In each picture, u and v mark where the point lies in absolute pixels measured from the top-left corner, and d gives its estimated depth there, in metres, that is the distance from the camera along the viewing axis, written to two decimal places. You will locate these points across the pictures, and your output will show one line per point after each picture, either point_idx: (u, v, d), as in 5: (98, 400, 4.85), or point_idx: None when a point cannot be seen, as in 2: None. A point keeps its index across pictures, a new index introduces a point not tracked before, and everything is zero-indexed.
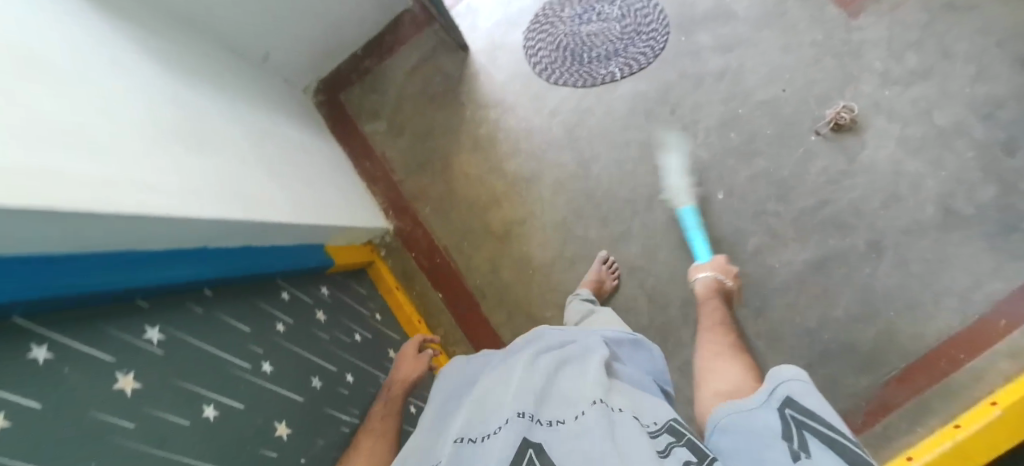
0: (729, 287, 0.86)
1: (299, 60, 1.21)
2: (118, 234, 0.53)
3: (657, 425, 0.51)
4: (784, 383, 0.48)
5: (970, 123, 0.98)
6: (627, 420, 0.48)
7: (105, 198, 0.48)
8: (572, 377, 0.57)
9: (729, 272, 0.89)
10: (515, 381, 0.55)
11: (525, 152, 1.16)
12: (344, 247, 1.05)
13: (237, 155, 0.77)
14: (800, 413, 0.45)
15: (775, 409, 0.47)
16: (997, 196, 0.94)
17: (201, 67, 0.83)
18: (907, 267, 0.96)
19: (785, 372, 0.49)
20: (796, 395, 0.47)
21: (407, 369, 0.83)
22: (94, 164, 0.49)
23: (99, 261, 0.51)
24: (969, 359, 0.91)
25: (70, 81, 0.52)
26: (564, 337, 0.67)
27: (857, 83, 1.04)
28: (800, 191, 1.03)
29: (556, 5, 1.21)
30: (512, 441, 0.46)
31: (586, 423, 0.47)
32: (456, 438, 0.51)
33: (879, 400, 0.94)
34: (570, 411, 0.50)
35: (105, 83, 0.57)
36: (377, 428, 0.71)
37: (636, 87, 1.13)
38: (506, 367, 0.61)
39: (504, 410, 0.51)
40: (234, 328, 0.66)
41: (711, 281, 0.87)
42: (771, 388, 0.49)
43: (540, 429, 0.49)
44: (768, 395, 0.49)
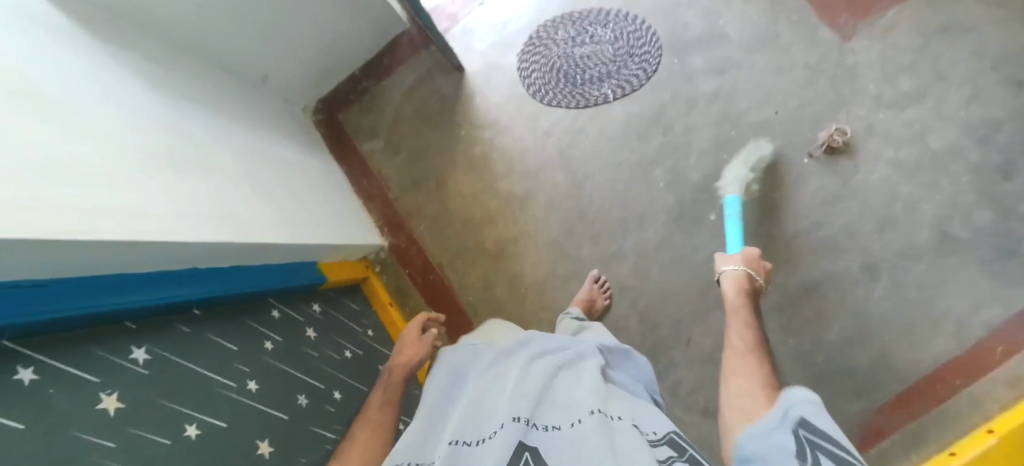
0: (758, 284, 0.78)
1: (299, 81, 1.25)
2: (107, 259, 0.55)
3: (659, 436, 0.52)
4: (797, 404, 0.48)
5: (966, 146, 0.96)
6: (627, 429, 0.49)
7: (95, 226, 0.50)
8: (567, 386, 0.58)
9: (760, 267, 0.81)
10: (511, 387, 0.56)
11: (519, 171, 1.18)
12: (337, 264, 1.07)
13: (229, 178, 0.80)
14: (815, 434, 0.45)
15: (789, 431, 0.47)
16: (995, 220, 0.92)
17: (197, 92, 0.87)
18: (903, 291, 0.94)
19: (799, 395, 0.49)
20: (810, 416, 0.46)
21: (409, 352, 0.80)
22: (84, 193, 0.52)
23: (84, 286, 0.53)
24: (967, 384, 0.88)
25: (67, 115, 0.55)
26: (557, 343, 0.68)
27: (850, 106, 1.04)
28: (792, 213, 1.02)
29: (550, 28, 1.24)
30: (510, 442, 0.48)
31: (582, 431, 0.49)
32: (452, 441, 0.51)
33: (873, 425, 0.91)
34: (569, 418, 0.51)
35: (100, 113, 0.61)
36: (375, 417, 0.67)
37: (628, 108, 1.15)
38: (500, 371, 0.62)
39: (501, 414, 0.52)
40: (221, 347, 0.67)
41: (741, 276, 0.78)
42: (785, 410, 0.49)
43: (536, 433, 0.50)
44: (782, 417, 0.48)
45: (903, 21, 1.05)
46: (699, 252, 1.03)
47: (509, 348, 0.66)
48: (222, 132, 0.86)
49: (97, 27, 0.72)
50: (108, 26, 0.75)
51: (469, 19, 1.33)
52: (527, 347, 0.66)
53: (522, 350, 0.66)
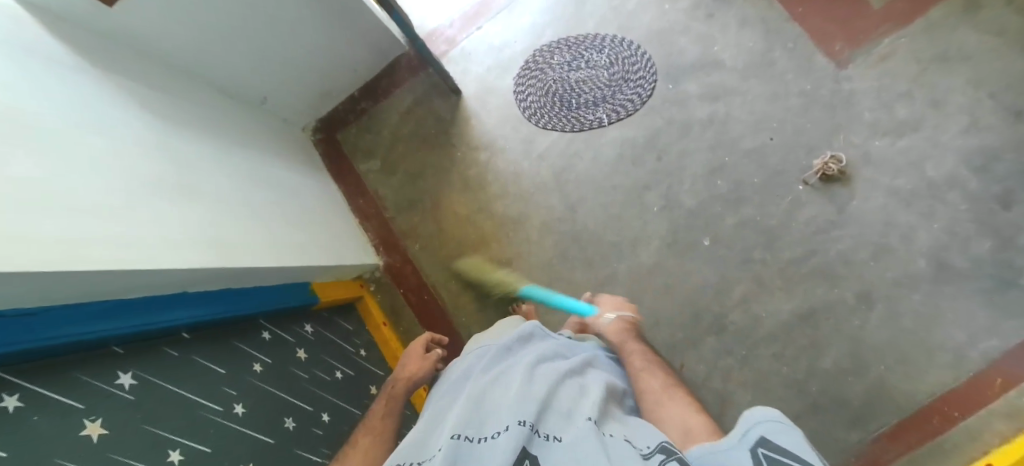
0: (630, 316, 0.82)
1: (298, 102, 1.28)
2: (92, 285, 0.55)
3: (651, 447, 0.47)
4: (758, 423, 0.44)
5: (963, 175, 0.95)
6: (620, 444, 0.46)
7: (78, 257, 0.50)
8: (573, 392, 0.56)
9: (626, 306, 0.86)
10: (516, 389, 0.54)
11: (514, 193, 1.19)
12: (330, 283, 1.08)
13: (217, 200, 0.80)
14: (776, 455, 0.41)
15: (747, 449, 0.43)
16: (992, 250, 0.91)
17: (194, 115, 0.89)
18: (899, 321, 0.92)
19: (759, 410, 0.45)
20: (771, 437, 0.42)
21: (412, 367, 0.79)
22: (71, 224, 0.52)
23: (67, 317, 0.52)
24: (964, 417, 0.86)
25: (59, 145, 0.56)
26: (564, 348, 0.67)
27: (846, 134, 1.03)
28: (786, 239, 1.01)
29: (546, 52, 1.25)
30: (512, 448, 0.45)
31: (579, 440, 0.46)
32: (455, 434, 0.49)
33: (868, 456, 0.89)
34: (570, 428, 0.49)
35: (86, 140, 0.61)
36: (377, 426, 0.67)
37: (623, 132, 1.15)
38: (505, 370, 0.61)
39: (504, 416, 0.50)
40: (209, 370, 0.67)
41: (619, 319, 0.81)
42: (742, 428, 0.45)
43: (538, 441, 0.48)
44: (739, 434, 0.45)
45: (899, 49, 1.05)
46: (691, 278, 1.03)
47: (509, 346, 0.66)
48: (216, 155, 0.88)
49: (92, 53, 0.74)
50: (105, 54, 0.77)
51: (466, 42, 1.35)
52: (532, 349, 0.65)
53: (530, 351, 0.65)
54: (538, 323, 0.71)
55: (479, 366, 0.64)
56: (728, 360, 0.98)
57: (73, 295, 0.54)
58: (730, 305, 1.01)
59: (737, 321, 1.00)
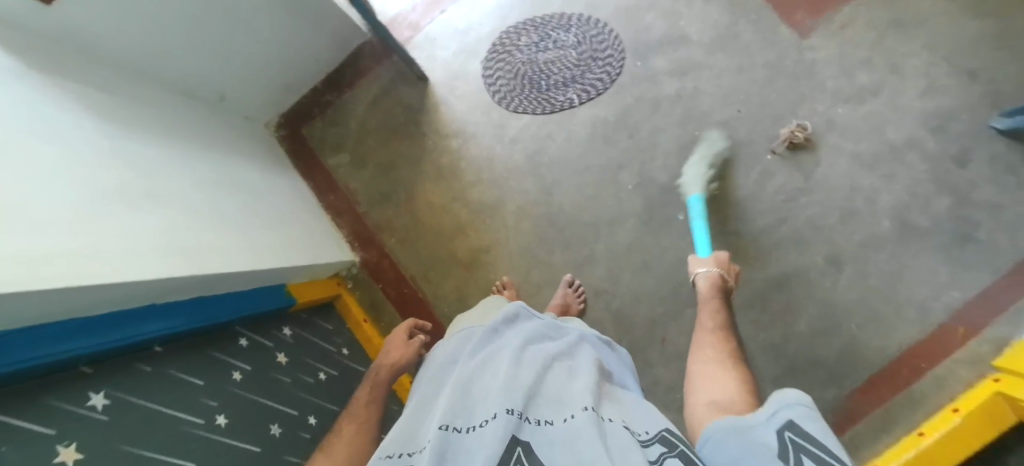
0: (729, 283, 0.79)
1: (258, 98, 1.23)
2: (59, 302, 0.51)
3: (650, 435, 0.48)
4: (787, 406, 0.42)
5: (921, 136, 0.99)
6: (618, 430, 0.47)
7: (44, 273, 0.47)
8: (562, 376, 0.56)
9: (733, 270, 0.83)
10: (504, 374, 0.54)
11: (489, 180, 1.18)
12: (307, 283, 1.06)
13: (183, 206, 0.77)
14: (805, 441, 0.40)
15: (774, 430, 0.42)
16: (951, 208, 0.95)
17: (149, 117, 0.85)
18: (867, 280, 0.96)
19: (790, 394, 0.43)
20: (801, 421, 0.41)
21: (395, 355, 0.79)
22: (34, 237, 0.48)
23: (34, 337, 0.48)
24: (930, 367, 0.91)
25: (13, 152, 0.52)
26: (549, 329, 0.67)
27: (811, 102, 1.05)
28: (758, 209, 1.03)
29: (512, 34, 1.23)
30: (500, 437, 0.45)
31: (573, 428, 0.46)
32: (442, 425, 0.48)
33: (843, 411, 0.93)
34: (562, 412, 0.49)
35: (42, 149, 0.57)
36: (362, 412, 0.66)
37: (594, 112, 1.15)
38: (492, 355, 0.60)
39: (492, 404, 0.50)
40: (186, 382, 0.63)
41: (714, 277, 0.80)
42: (771, 409, 0.44)
43: (528, 427, 0.48)
44: (768, 414, 0.43)
45: (857, 17, 1.07)
46: (669, 252, 1.05)
47: (496, 328, 0.66)
48: (177, 158, 0.83)
49: (36, 55, 0.69)
50: (49, 55, 0.72)
51: (431, 27, 1.31)
52: (518, 331, 0.65)
53: (516, 334, 0.64)
54: (523, 304, 0.71)
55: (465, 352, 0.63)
56: None
57: (45, 317, 0.51)
58: None
59: None
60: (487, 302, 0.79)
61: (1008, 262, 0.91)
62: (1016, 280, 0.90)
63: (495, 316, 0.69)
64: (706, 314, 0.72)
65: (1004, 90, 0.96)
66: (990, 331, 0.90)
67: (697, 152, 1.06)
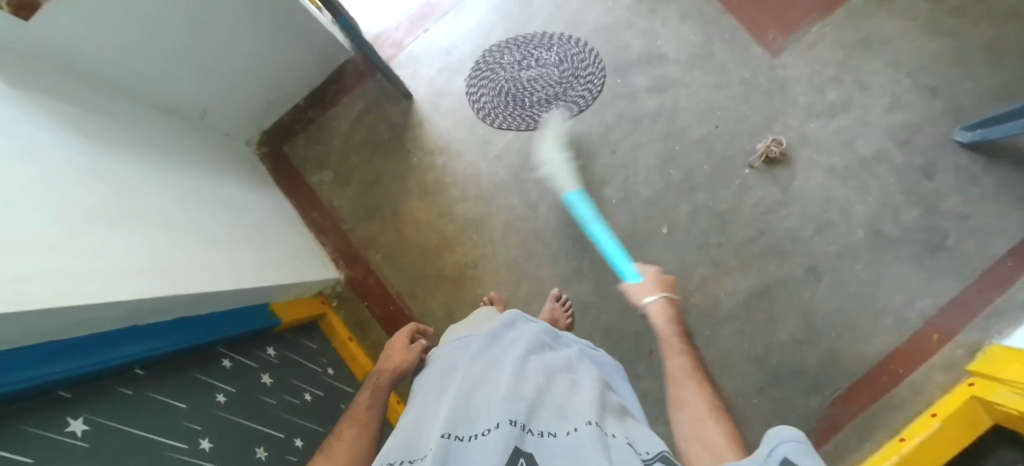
0: (676, 299, 0.74)
1: (240, 115, 1.22)
2: (41, 325, 0.49)
3: (652, 454, 0.48)
4: (780, 443, 0.43)
5: (889, 150, 1.03)
6: (622, 446, 0.47)
7: (25, 295, 0.45)
8: (565, 388, 0.56)
9: (666, 280, 0.78)
10: (506, 383, 0.53)
11: (474, 195, 1.18)
12: (291, 302, 1.04)
13: (164, 224, 0.75)
14: None
15: None
16: (920, 217, 0.99)
17: (128, 134, 0.83)
18: (845, 289, 0.99)
19: (782, 429, 0.44)
20: (796, 458, 0.41)
21: (396, 359, 0.77)
22: (15, 257, 0.46)
23: (15, 361, 0.46)
24: (908, 373, 0.93)
25: None
26: (548, 337, 0.67)
27: (784, 118, 1.09)
28: (738, 221, 1.06)
29: (495, 52, 1.25)
30: (504, 449, 0.45)
31: (578, 442, 0.46)
32: (444, 433, 0.48)
33: (827, 419, 0.94)
34: (565, 426, 0.49)
35: (18, 167, 0.55)
36: (363, 415, 0.65)
37: (577, 129, 1.17)
38: (491, 363, 0.60)
39: (494, 413, 0.49)
40: (170, 406, 0.61)
41: (662, 300, 0.73)
42: (766, 448, 0.44)
43: (530, 439, 0.48)
44: (764, 455, 0.43)
45: (825, 37, 1.12)
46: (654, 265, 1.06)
47: (496, 334, 0.65)
48: (157, 176, 0.82)
49: (17, 73, 0.68)
50: (28, 73, 0.70)
51: (414, 46, 1.32)
52: (517, 339, 0.64)
53: (515, 342, 0.64)
54: (521, 314, 0.71)
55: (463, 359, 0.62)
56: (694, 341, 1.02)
57: (35, 337, 0.49)
58: (692, 288, 1.04)
59: (699, 303, 1.03)
60: (480, 311, 0.79)
61: (976, 268, 0.95)
62: (984, 286, 0.94)
63: (494, 322, 0.68)
64: (671, 347, 0.66)
65: (962, 105, 1.02)
66: (962, 337, 0.93)
67: (549, 138, 1.16)
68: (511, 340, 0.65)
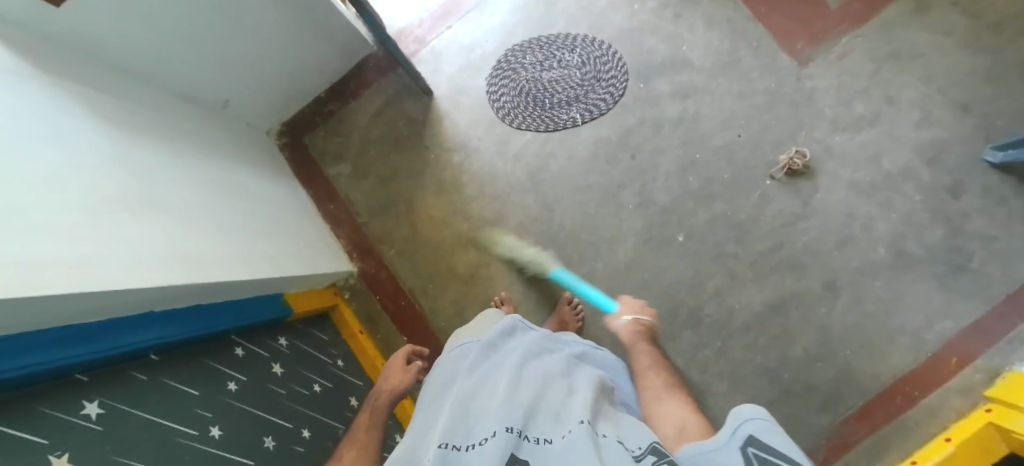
0: (649, 323, 0.88)
1: (262, 105, 1.23)
2: (59, 309, 0.50)
3: (643, 449, 0.47)
4: (745, 422, 0.45)
5: (917, 167, 1.00)
6: (613, 445, 0.46)
7: (43, 279, 0.46)
8: (563, 392, 0.55)
9: (644, 309, 0.92)
10: (503, 391, 0.53)
11: (490, 194, 1.18)
12: (304, 294, 1.05)
13: (182, 212, 0.76)
14: (768, 453, 0.42)
15: (738, 448, 0.44)
16: (945, 237, 0.96)
17: (151, 122, 0.84)
18: (863, 306, 0.97)
19: (746, 409, 0.46)
20: (761, 435, 0.43)
21: (393, 381, 0.77)
22: (35, 242, 0.47)
23: (30, 342, 0.47)
24: (924, 395, 0.91)
25: (15, 152, 0.51)
26: (548, 343, 0.66)
27: (809, 130, 1.07)
28: (756, 232, 1.04)
29: (517, 52, 1.25)
30: (499, 457, 0.45)
31: (570, 444, 0.46)
32: (442, 443, 0.48)
33: (837, 438, 0.92)
34: (559, 429, 0.49)
35: (40, 152, 0.55)
36: (361, 438, 0.66)
37: (596, 132, 1.16)
38: (490, 370, 0.60)
39: (491, 421, 0.49)
40: (178, 392, 0.61)
41: (635, 323, 0.87)
42: (733, 427, 0.46)
43: (527, 445, 0.48)
44: (730, 434, 0.46)
45: (855, 48, 1.09)
46: (667, 273, 1.05)
47: (495, 341, 0.65)
48: (177, 165, 0.83)
49: (45, 61, 0.69)
50: (55, 59, 0.71)
51: (436, 42, 1.32)
52: (516, 347, 0.64)
53: (514, 349, 0.64)
54: (520, 318, 0.70)
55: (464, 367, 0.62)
56: (705, 351, 1.00)
57: (55, 320, 0.50)
58: (705, 298, 1.03)
59: (711, 313, 1.02)
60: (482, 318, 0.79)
61: (1001, 291, 0.92)
62: (1008, 310, 0.91)
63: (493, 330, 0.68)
64: (636, 356, 0.79)
65: (996, 124, 0.99)
66: (982, 360, 0.90)
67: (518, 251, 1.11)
68: (510, 347, 0.64)
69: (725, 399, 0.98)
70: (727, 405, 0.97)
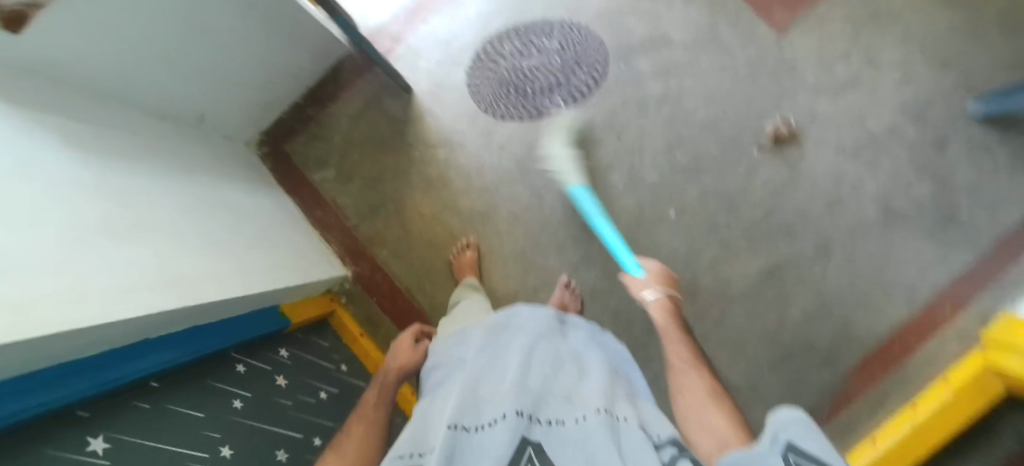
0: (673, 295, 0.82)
1: (240, 118, 1.21)
2: (64, 345, 0.49)
3: (663, 438, 0.49)
4: (784, 427, 0.45)
5: (901, 125, 1.01)
6: (632, 433, 0.47)
7: (41, 323, 0.45)
8: (572, 377, 0.56)
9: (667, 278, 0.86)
10: (514, 374, 0.54)
11: (478, 187, 1.17)
12: (301, 302, 1.04)
13: (170, 232, 0.75)
14: (809, 459, 0.42)
15: (778, 454, 0.44)
16: (933, 192, 0.97)
17: (127, 143, 0.82)
18: (854, 266, 0.98)
19: (784, 413, 0.46)
20: (799, 441, 0.43)
21: (402, 359, 0.77)
22: (27, 284, 0.46)
23: (41, 383, 0.47)
24: (920, 345, 0.93)
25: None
26: (554, 324, 0.66)
27: (792, 96, 1.07)
28: (746, 202, 1.04)
29: (495, 41, 1.23)
30: (510, 440, 0.45)
31: (585, 430, 0.47)
32: (451, 424, 0.48)
33: (840, 391, 0.95)
34: (573, 413, 0.50)
35: (25, 185, 0.54)
36: (370, 414, 0.65)
37: (581, 116, 1.15)
38: (500, 352, 0.60)
39: (501, 403, 0.49)
40: (187, 416, 0.62)
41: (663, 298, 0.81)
42: (772, 432, 0.46)
43: (538, 428, 0.48)
44: (769, 440, 0.45)
45: (835, 11, 1.08)
46: (661, 250, 1.06)
47: (501, 325, 0.66)
48: (155, 181, 0.81)
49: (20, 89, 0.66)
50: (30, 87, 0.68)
51: (412, 37, 1.30)
52: (523, 326, 0.65)
53: (522, 330, 0.63)
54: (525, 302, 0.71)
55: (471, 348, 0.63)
56: (705, 323, 1.01)
57: (56, 356, 0.49)
58: (701, 271, 1.03)
59: (709, 286, 1.03)
60: (481, 313, 0.84)
61: (990, 241, 0.94)
62: (997, 259, 0.93)
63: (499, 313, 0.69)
64: (671, 343, 0.72)
65: (977, 76, 0.99)
66: (975, 309, 0.92)
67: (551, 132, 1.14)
68: (517, 329, 0.64)
69: (726, 367, 0.99)
70: (728, 373, 0.98)
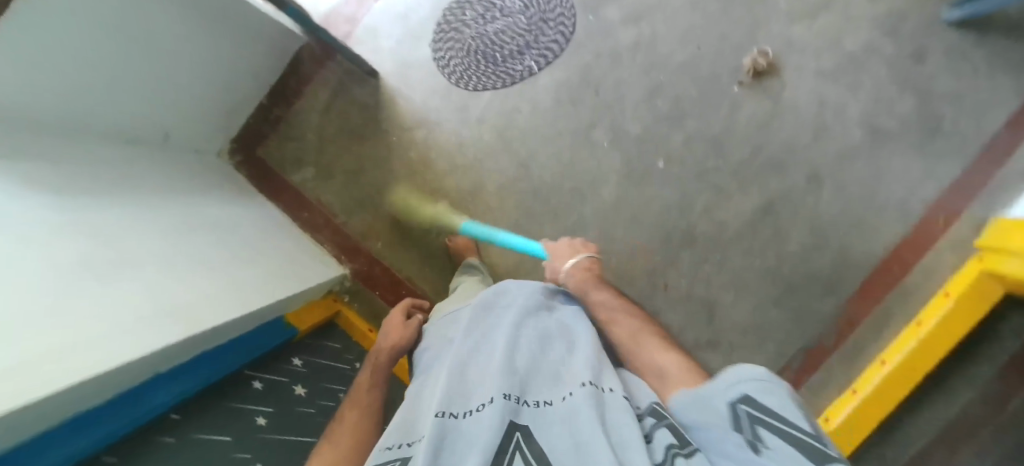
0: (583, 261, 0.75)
1: (207, 130, 1.16)
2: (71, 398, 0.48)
3: (643, 408, 0.48)
4: (742, 382, 0.42)
5: (878, 41, 0.99)
6: (617, 401, 0.47)
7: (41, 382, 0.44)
8: (560, 355, 0.56)
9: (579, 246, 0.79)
10: (499, 357, 0.53)
11: (462, 165, 1.15)
12: (303, 309, 1.03)
13: (156, 260, 0.73)
14: (761, 415, 0.40)
15: (730, 403, 0.42)
16: (916, 105, 0.97)
17: (95, 176, 0.78)
18: (846, 191, 0.98)
19: (746, 367, 0.43)
20: (755, 397, 0.41)
21: (394, 336, 0.75)
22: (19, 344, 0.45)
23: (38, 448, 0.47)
24: (918, 259, 0.95)
25: None
26: (541, 300, 0.65)
27: (766, 26, 1.04)
28: (732, 142, 1.04)
29: (456, 9, 1.17)
30: (499, 421, 0.44)
31: (572, 405, 0.46)
32: (438, 412, 0.47)
33: (844, 318, 0.97)
34: (560, 392, 0.49)
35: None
36: (363, 399, 0.66)
37: (555, 76, 1.12)
38: (488, 335, 0.60)
39: (489, 388, 0.49)
40: (213, 442, 0.62)
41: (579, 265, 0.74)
42: (729, 380, 0.44)
43: (526, 410, 0.47)
44: (724, 387, 0.44)
45: None
46: (654, 202, 1.06)
47: (488, 307, 0.65)
48: (132, 211, 0.78)
49: None
50: None
51: (368, 18, 1.24)
52: (512, 305, 0.64)
53: (508, 309, 0.63)
54: (514, 280, 0.70)
55: (458, 335, 0.62)
56: (707, 268, 1.02)
57: (55, 415, 0.48)
58: (696, 217, 1.04)
59: (705, 231, 1.03)
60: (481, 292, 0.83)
61: (976, 147, 0.94)
62: (984, 163, 0.94)
63: (489, 290, 0.69)
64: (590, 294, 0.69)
65: None
66: (968, 215, 0.93)
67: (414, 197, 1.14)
68: (503, 310, 0.64)
69: (732, 307, 1.01)
70: (734, 312, 1.00)
